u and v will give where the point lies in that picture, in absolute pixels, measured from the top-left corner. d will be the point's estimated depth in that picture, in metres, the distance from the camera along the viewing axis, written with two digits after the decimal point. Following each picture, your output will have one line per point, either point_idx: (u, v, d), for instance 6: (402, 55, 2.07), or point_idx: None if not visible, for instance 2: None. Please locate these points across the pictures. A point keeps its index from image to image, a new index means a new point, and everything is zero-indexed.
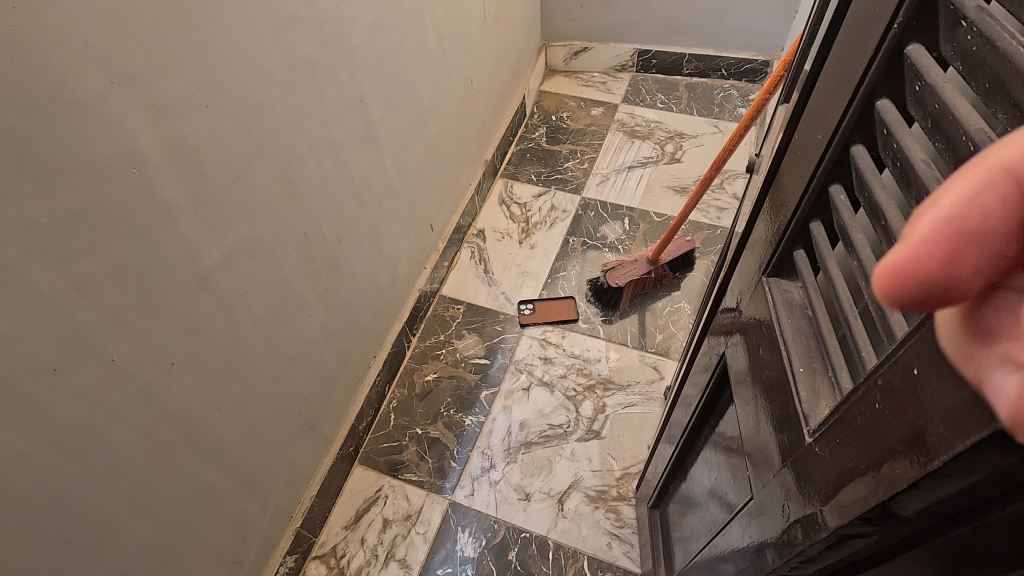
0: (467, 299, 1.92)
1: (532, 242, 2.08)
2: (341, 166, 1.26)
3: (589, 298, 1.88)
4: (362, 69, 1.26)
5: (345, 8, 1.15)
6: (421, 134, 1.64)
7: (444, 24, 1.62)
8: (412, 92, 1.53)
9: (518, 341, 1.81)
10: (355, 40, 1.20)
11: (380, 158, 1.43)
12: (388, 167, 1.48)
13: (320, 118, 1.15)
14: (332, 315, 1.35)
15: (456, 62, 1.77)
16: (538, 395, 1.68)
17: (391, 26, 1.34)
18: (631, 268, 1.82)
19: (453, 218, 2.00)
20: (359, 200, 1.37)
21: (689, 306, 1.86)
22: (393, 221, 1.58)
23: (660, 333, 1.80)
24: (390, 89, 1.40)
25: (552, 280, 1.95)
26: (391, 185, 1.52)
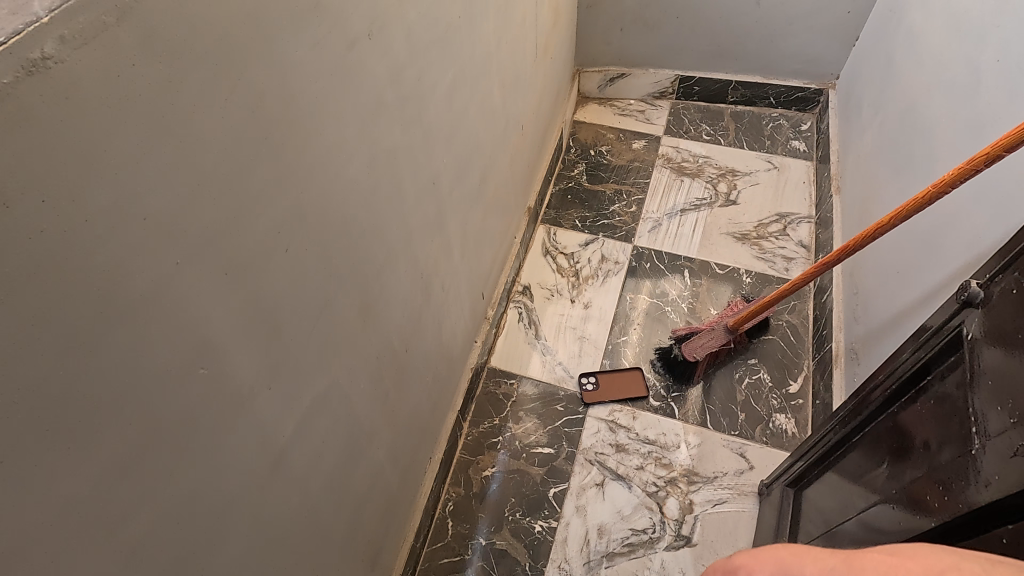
0: (521, 371, 1.71)
1: (586, 300, 1.88)
2: (414, 265, 1.03)
3: (659, 370, 1.69)
4: (439, 144, 1.03)
5: (429, 76, 0.91)
6: (480, 197, 1.41)
7: (506, 69, 1.38)
8: (477, 155, 1.29)
9: (583, 424, 1.60)
10: (434, 114, 0.97)
11: (447, 239, 1.20)
12: (453, 247, 1.25)
13: (398, 217, 0.91)
14: (398, 433, 1.14)
15: (512, 108, 1.53)
16: (614, 492, 1.48)
17: (464, 85, 1.11)
18: (713, 337, 1.62)
19: (500, 278, 1.78)
20: (428, 294, 1.14)
21: (769, 377, 1.67)
22: (453, 302, 1.35)
23: (742, 411, 1.61)
24: (459, 157, 1.17)
25: (614, 348, 1.75)
26: (454, 268, 1.29)
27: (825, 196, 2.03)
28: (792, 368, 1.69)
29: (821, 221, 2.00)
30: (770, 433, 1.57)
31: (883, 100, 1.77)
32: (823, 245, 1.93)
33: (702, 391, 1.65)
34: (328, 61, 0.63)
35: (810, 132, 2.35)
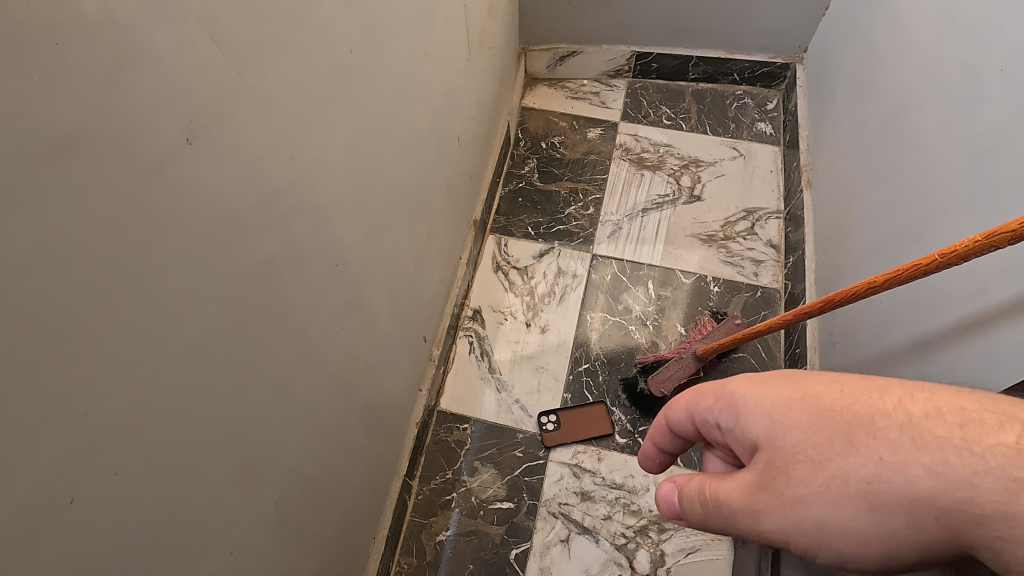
0: (474, 413, 1.55)
1: (543, 323, 1.71)
2: (323, 369, 0.84)
3: (624, 403, 1.56)
4: (341, 221, 0.81)
5: (309, 153, 0.69)
6: (412, 241, 1.19)
7: (432, 85, 1.13)
8: (402, 199, 1.08)
9: (545, 470, 1.47)
10: (327, 191, 0.75)
11: (369, 313, 0.99)
12: (379, 315, 1.05)
13: (289, 333, 0.72)
14: (323, 546, 0.98)
15: (445, 124, 1.29)
16: (581, 548, 1.36)
17: (373, 134, 0.87)
18: (682, 365, 1.52)
19: (445, 310, 1.59)
20: (349, 382, 0.96)
21: None
22: (387, 369, 1.16)
23: None
24: (376, 217, 0.95)
25: (575, 379, 1.61)
26: (384, 335, 1.10)
27: (796, 190, 1.88)
28: None
29: (791, 217, 1.86)
30: None
31: (859, 91, 1.60)
32: (794, 246, 1.79)
33: None
34: (110, 214, 0.42)
35: (776, 111, 2.16)
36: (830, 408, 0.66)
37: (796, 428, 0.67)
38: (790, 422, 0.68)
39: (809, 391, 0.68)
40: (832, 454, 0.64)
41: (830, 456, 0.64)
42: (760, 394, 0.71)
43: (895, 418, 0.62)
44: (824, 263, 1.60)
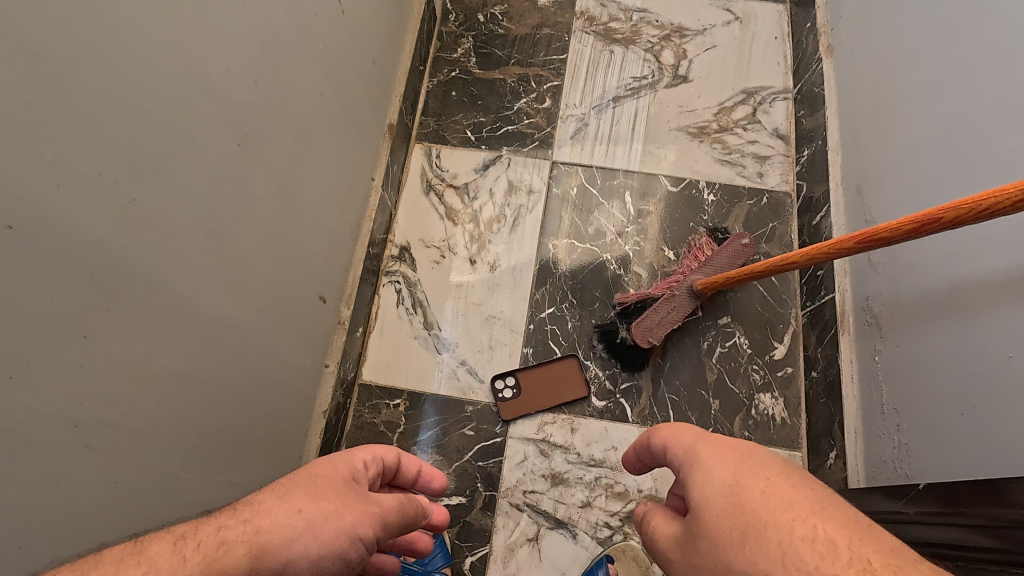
0: (407, 384, 1.20)
1: (493, 259, 1.31)
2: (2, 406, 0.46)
3: (600, 355, 1.22)
4: None
5: None
6: (257, 163, 0.76)
7: None
8: (206, 87, 0.63)
9: (503, 451, 1.14)
10: None
11: (162, 295, 0.59)
12: (188, 286, 0.65)
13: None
14: None
15: None
16: (554, 547, 1.07)
17: None
18: (681, 306, 1.15)
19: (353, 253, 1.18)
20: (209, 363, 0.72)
21: (748, 342, 1.24)
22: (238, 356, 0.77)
23: (714, 397, 1.19)
24: (122, 129, 0.52)
25: (537, 330, 1.25)
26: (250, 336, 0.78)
27: (810, 59, 1.44)
28: (775, 324, 1.25)
29: (804, 97, 1.44)
30: (753, 425, 1.17)
31: None
32: (808, 135, 1.39)
33: (661, 378, 1.20)
34: None
35: None
36: (746, 504, 0.53)
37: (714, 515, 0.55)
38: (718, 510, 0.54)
39: (748, 481, 0.55)
40: (718, 545, 0.53)
41: (719, 551, 0.53)
42: (709, 459, 0.59)
43: (790, 536, 0.48)
44: (853, 158, 1.22)
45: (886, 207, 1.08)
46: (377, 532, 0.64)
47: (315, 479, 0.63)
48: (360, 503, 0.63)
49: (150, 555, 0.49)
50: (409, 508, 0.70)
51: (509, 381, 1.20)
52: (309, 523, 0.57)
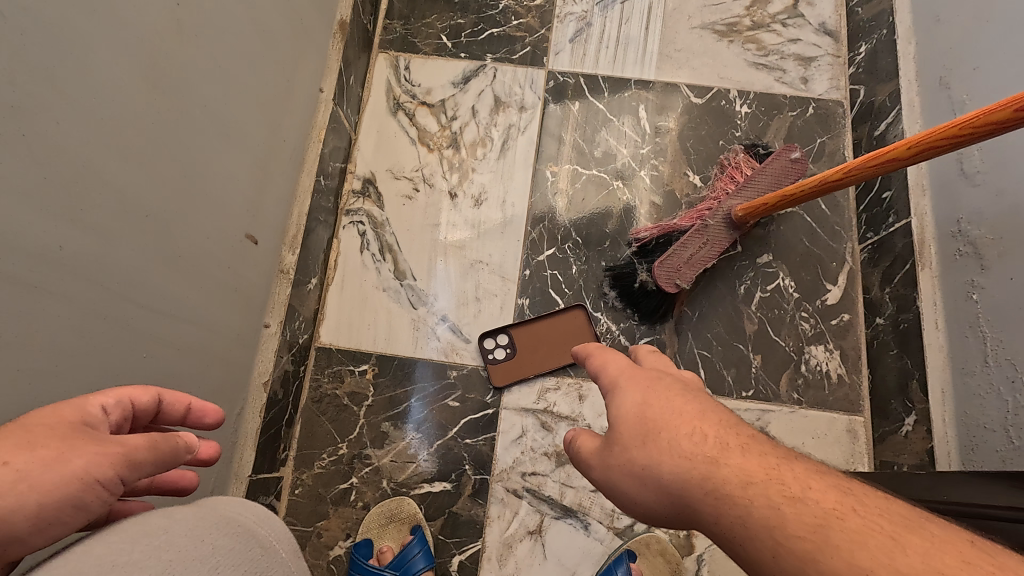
0: (375, 347, 0.97)
1: (478, 191, 1.07)
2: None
3: (613, 304, 0.99)
4: None
5: None
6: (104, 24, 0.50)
7: None
8: None
9: (497, 424, 0.93)
10: None
11: None
12: None
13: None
14: None
15: None
16: (562, 541, 0.87)
17: None
18: (715, 238, 0.91)
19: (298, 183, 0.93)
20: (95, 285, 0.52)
21: (794, 284, 1.01)
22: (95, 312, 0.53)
23: (754, 352, 0.97)
24: None
25: (534, 277, 1.01)
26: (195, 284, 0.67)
27: None
28: (827, 262, 1.01)
29: None
30: (803, 385, 0.95)
31: None
32: (865, 26, 1.11)
33: (688, 331, 0.98)
34: None
35: None
36: (658, 420, 0.43)
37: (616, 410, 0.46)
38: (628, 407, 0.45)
39: (658, 397, 0.44)
40: (624, 452, 0.43)
41: (624, 454, 0.43)
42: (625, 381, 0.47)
43: (681, 436, 0.40)
44: (935, 45, 0.95)
45: (983, 101, 0.83)
46: (129, 478, 0.41)
47: (17, 429, 0.38)
48: (95, 446, 0.40)
49: None
50: (175, 440, 0.45)
51: (501, 339, 0.97)
52: (20, 475, 0.36)
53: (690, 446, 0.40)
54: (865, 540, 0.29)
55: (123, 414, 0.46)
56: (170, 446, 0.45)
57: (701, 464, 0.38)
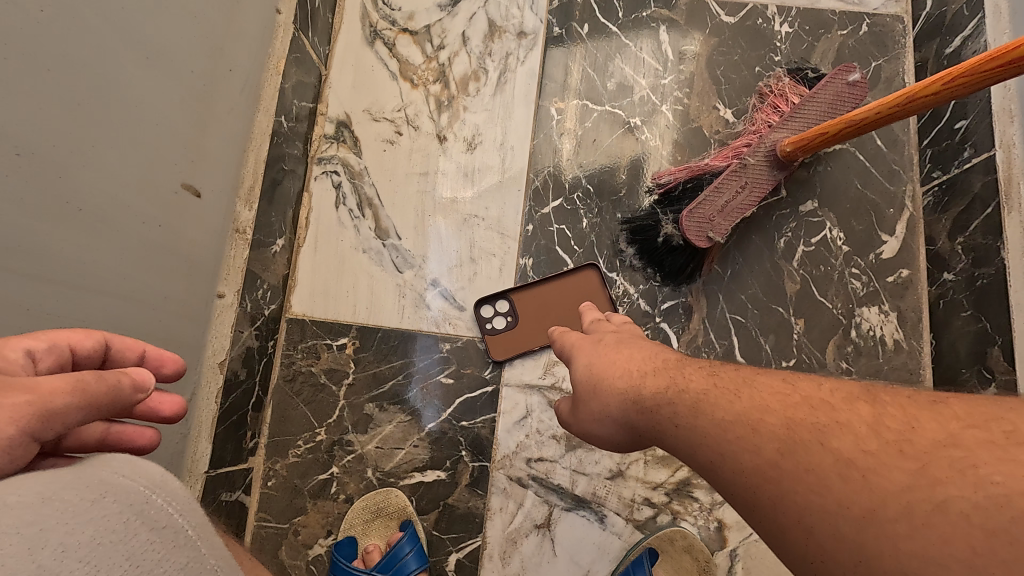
0: (355, 317, 0.84)
1: (470, 134, 0.91)
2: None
3: (631, 262, 0.85)
4: None
5: None
6: None
7: None
8: None
9: (498, 403, 0.80)
10: None
11: None
12: None
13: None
14: None
15: None
16: (574, 536, 0.75)
17: None
18: (756, 180, 0.75)
19: (254, 124, 0.78)
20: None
21: (843, 235, 0.86)
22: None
23: (797, 316, 0.83)
24: None
25: (537, 233, 0.87)
26: (144, 238, 0.58)
27: None
28: (883, 209, 0.86)
29: None
30: (853, 353, 0.81)
31: None
32: None
33: (718, 292, 0.84)
34: None
35: None
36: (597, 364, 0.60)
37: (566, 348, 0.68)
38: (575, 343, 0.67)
39: (598, 353, 0.62)
40: (586, 404, 0.59)
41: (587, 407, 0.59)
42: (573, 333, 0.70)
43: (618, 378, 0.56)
44: None
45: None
46: (54, 429, 0.34)
47: None
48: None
49: None
50: (116, 378, 0.37)
51: (501, 305, 0.84)
52: None
53: (627, 367, 0.56)
54: (736, 410, 0.42)
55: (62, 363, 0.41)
56: (107, 386, 0.36)
57: (631, 391, 0.53)
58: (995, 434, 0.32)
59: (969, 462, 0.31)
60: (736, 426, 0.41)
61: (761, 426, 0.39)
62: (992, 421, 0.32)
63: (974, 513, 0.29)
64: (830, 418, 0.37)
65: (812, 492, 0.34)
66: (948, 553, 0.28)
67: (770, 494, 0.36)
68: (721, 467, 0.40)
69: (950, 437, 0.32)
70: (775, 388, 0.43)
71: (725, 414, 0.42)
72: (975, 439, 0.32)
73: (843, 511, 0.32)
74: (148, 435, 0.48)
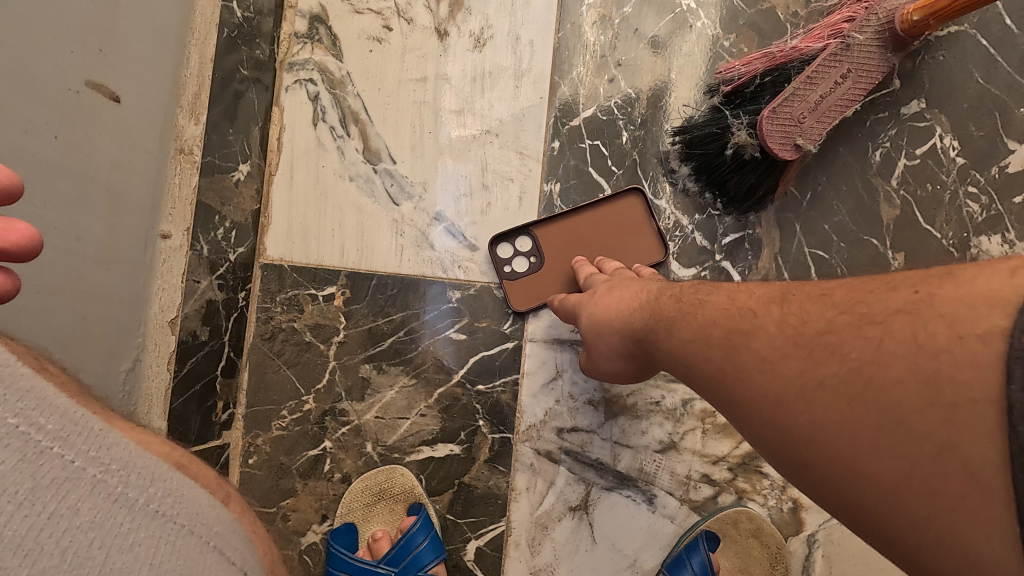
0: (344, 261, 0.68)
1: (478, 27, 0.72)
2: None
3: (684, 186, 0.67)
4: None
5: None
6: None
7: None
8: None
9: (522, 362, 0.66)
10: None
11: None
12: None
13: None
14: None
15: None
16: (616, 519, 0.63)
17: None
18: (862, 67, 0.56)
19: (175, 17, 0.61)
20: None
21: (958, 144, 0.67)
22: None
23: (895, 249, 0.66)
24: None
25: (565, 152, 0.69)
26: (33, 159, 0.42)
27: None
28: (1012, 108, 0.67)
29: None
30: None
31: None
32: None
33: (796, 221, 0.67)
34: None
35: None
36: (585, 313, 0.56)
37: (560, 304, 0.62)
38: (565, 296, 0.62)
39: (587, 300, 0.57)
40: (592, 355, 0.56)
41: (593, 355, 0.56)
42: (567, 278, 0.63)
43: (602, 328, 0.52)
44: None
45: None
46: None
47: None
48: None
49: None
50: None
51: (523, 244, 0.68)
52: None
53: (616, 310, 0.51)
54: (692, 327, 0.40)
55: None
56: None
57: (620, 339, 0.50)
58: (857, 313, 0.31)
59: (839, 339, 0.31)
60: (687, 345, 0.40)
61: (699, 340, 0.39)
62: (862, 301, 0.32)
63: (845, 383, 0.30)
64: (749, 322, 0.37)
65: (742, 388, 0.35)
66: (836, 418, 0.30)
67: (718, 396, 0.37)
68: (681, 375, 0.41)
69: (830, 322, 0.32)
70: (724, 301, 0.40)
71: (683, 332, 0.41)
72: (848, 319, 0.32)
73: (761, 407, 0.34)
74: (19, 234, 0.33)
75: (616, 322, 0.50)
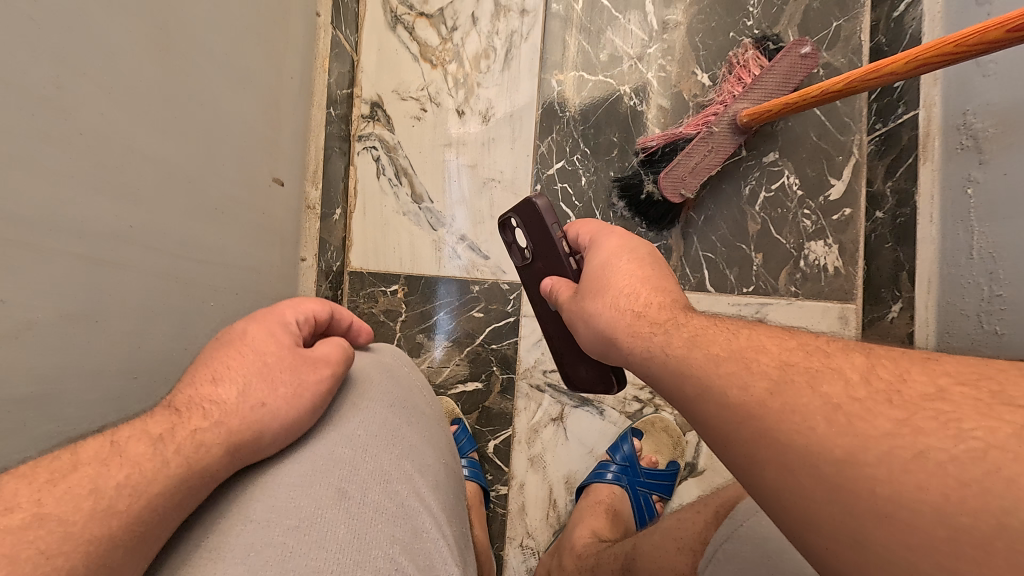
0: (403, 268, 1.05)
1: (484, 108, 1.07)
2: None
3: (623, 214, 1.04)
4: None
5: None
6: (128, 25, 0.54)
7: None
8: None
9: (518, 331, 1.03)
10: None
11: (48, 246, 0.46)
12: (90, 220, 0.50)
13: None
14: None
15: None
16: (579, 423, 1.01)
17: None
18: (721, 144, 0.93)
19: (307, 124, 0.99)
20: (212, 474, 0.46)
21: (798, 181, 1.03)
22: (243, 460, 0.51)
23: (757, 251, 1.03)
24: None
25: (544, 191, 1.06)
26: (253, 225, 0.79)
27: None
28: (834, 156, 1.02)
29: None
30: (800, 279, 1.01)
31: None
32: None
33: (694, 234, 1.03)
34: None
35: None
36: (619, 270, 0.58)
37: (571, 233, 0.71)
38: (613, 241, 0.63)
39: (618, 254, 0.61)
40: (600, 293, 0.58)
41: (605, 295, 0.57)
42: (597, 234, 0.67)
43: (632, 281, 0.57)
44: None
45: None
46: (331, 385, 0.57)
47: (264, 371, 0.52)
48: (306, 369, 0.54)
49: (134, 457, 0.43)
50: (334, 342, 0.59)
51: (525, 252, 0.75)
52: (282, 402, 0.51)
53: (634, 281, 0.57)
54: (736, 350, 0.40)
55: (313, 325, 0.61)
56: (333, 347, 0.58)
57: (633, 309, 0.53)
58: (984, 393, 0.30)
59: (958, 414, 0.29)
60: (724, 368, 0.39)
61: (739, 362, 0.39)
62: (994, 385, 0.30)
63: (959, 465, 0.27)
64: (822, 364, 0.36)
65: (799, 432, 0.33)
66: (923, 499, 0.27)
67: (757, 442, 0.35)
68: (710, 412, 0.39)
69: (939, 391, 0.31)
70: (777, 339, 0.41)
71: (720, 352, 0.41)
72: (968, 394, 0.30)
73: (817, 460, 0.31)
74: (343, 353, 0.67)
75: (633, 287, 0.56)
